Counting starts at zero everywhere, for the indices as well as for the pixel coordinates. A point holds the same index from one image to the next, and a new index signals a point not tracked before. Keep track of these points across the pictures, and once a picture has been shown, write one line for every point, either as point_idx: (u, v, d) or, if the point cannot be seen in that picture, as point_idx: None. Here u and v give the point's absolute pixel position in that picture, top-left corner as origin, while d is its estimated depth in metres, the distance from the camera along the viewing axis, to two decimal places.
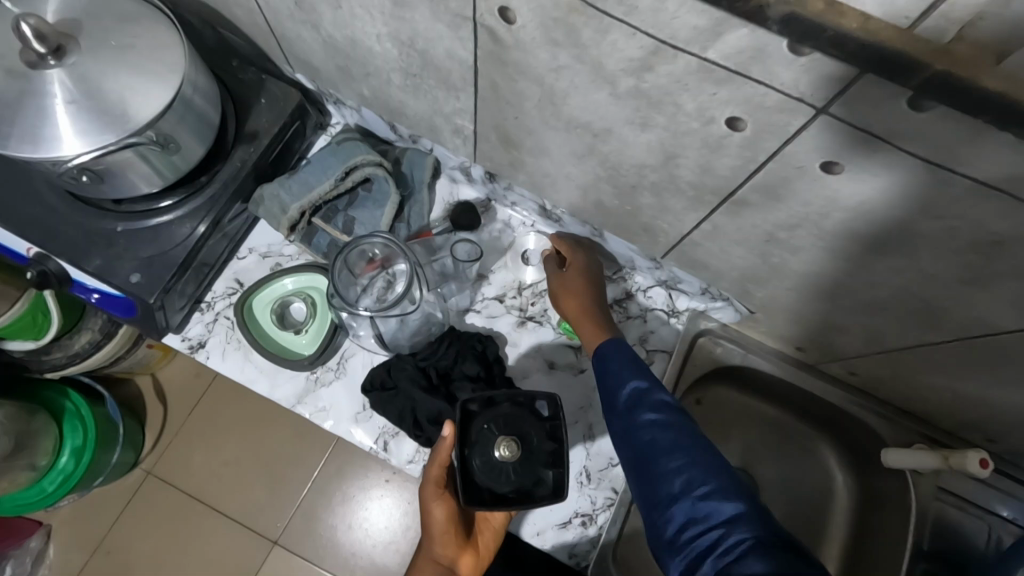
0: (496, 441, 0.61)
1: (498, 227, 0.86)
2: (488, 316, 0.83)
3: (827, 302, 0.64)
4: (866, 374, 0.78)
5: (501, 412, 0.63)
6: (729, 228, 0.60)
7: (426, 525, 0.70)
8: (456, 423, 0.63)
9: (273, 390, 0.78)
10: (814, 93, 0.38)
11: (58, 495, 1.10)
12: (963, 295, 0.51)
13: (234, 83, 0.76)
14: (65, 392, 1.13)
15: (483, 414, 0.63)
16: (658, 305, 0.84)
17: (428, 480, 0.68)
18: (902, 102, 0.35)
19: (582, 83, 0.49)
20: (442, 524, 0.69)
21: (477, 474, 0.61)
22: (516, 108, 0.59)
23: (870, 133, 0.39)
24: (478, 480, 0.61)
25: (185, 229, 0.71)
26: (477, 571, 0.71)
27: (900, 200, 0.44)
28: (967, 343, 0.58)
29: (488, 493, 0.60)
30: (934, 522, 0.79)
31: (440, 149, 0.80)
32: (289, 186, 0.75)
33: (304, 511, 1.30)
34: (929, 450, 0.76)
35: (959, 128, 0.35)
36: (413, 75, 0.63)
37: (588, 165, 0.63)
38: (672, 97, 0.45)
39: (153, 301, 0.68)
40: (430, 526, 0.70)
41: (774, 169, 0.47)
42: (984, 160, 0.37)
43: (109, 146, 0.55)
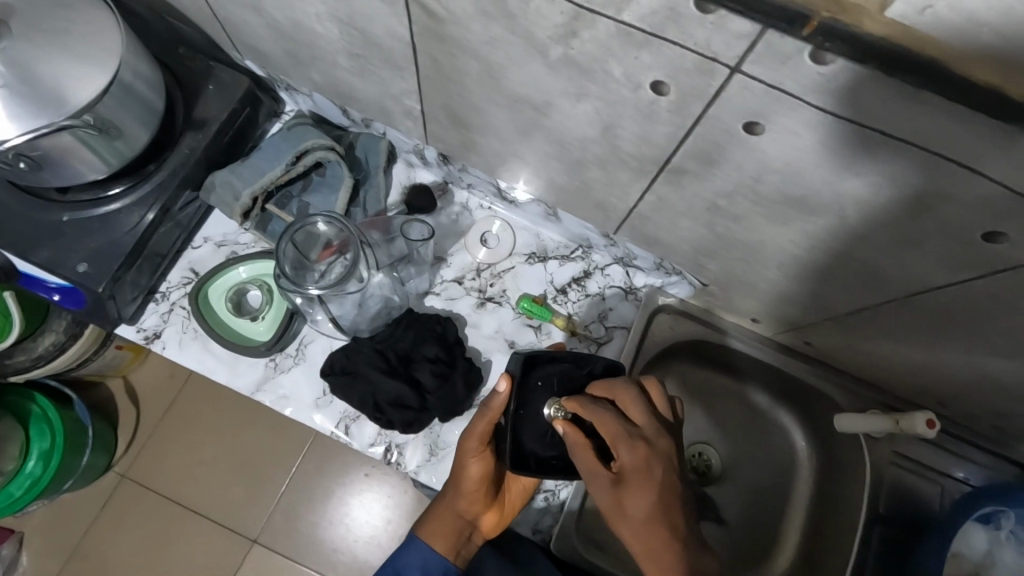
0: (548, 401, 0.60)
1: (456, 210, 0.87)
2: (447, 299, 0.83)
3: (775, 272, 0.65)
4: (820, 344, 0.79)
5: (556, 372, 0.63)
6: (674, 199, 0.60)
7: (459, 478, 0.71)
8: (513, 378, 0.64)
9: (231, 378, 0.77)
10: (727, 52, 0.39)
11: (26, 501, 1.06)
12: (894, 252, 0.52)
13: (181, 70, 0.75)
14: (31, 395, 1.11)
15: (538, 371, 0.63)
16: (616, 282, 0.84)
17: (472, 436, 0.68)
18: (807, 58, 0.36)
19: (515, 54, 0.50)
20: (476, 482, 0.70)
21: (525, 433, 0.61)
22: (458, 85, 0.60)
23: (784, 89, 0.40)
24: (528, 440, 0.61)
25: (133, 218, 0.70)
26: (496, 526, 0.75)
27: (825, 159, 0.44)
28: (907, 303, 0.59)
29: (533, 457, 0.61)
30: (891, 486, 0.80)
31: (394, 133, 0.80)
32: (240, 172, 0.75)
33: (283, 509, 1.29)
34: (883, 414, 0.77)
35: (864, 80, 0.36)
36: (358, 56, 0.63)
37: (534, 142, 0.64)
38: (602, 64, 0.46)
39: (102, 290, 0.68)
40: (462, 481, 0.71)
41: (704, 134, 0.48)
42: (892, 113, 0.38)
43: (42, 129, 0.55)
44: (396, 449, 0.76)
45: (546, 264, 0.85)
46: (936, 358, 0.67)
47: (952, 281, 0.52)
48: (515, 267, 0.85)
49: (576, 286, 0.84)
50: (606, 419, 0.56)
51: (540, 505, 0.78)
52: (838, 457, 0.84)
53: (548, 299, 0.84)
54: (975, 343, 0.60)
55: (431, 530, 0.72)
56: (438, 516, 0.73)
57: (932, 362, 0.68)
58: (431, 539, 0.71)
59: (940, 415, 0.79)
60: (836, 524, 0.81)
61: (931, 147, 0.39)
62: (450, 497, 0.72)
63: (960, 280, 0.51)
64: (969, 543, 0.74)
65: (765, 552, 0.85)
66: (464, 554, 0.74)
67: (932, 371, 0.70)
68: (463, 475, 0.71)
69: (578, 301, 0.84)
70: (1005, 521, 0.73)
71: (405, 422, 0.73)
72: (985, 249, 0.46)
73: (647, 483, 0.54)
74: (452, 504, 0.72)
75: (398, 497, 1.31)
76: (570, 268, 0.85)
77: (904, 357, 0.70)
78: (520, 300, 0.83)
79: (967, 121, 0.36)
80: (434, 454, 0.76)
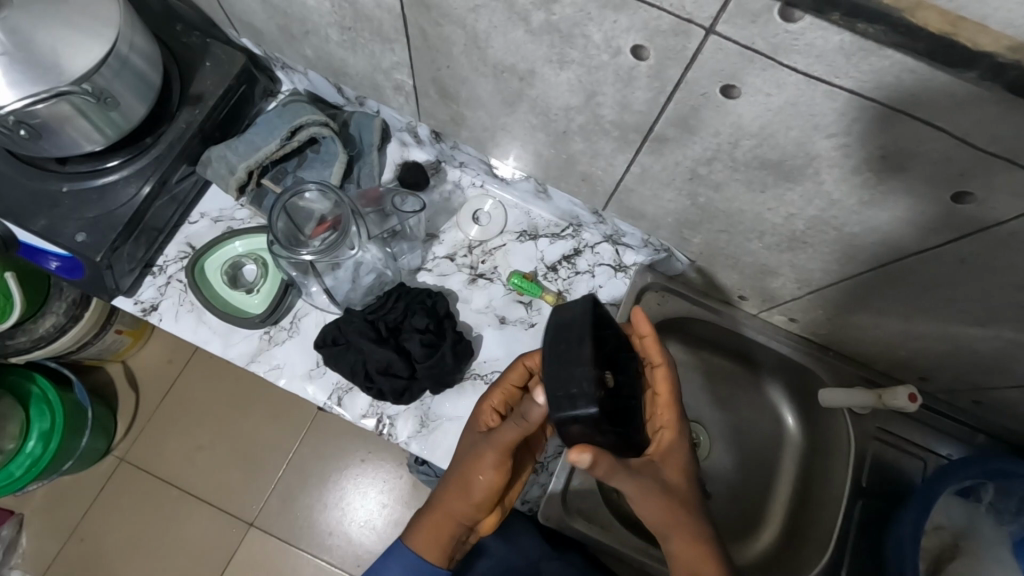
0: (607, 364, 0.53)
1: (448, 188, 0.88)
2: (439, 275, 0.85)
3: (756, 243, 0.67)
4: (804, 321, 0.80)
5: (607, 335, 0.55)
6: (656, 168, 0.62)
7: (466, 489, 0.65)
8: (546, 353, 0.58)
9: (226, 349, 0.79)
10: (699, 12, 0.41)
11: (25, 481, 1.07)
12: (867, 217, 0.54)
13: (179, 47, 0.77)
14: (31, 375, 1.13)
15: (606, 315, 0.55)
16: (605, 259, 0.86)
17: (493, 448, 0.62)
18: (774, 15, 0.38)
19: (500, 21, 0.51)
20: (485, 495, 0.64)
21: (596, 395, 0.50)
22: (446, 56, 0.61)
23: (756, 50, 0.41)
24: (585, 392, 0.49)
25: (130, 189, 0.72)
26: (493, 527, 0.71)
27: (797, 121, 0.46)
28: (883, 271, 0.60)
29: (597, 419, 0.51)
30: (874, 460, 0.81)
31: (387, 110, 0.82)
32: (236, 147, 0.76)
33: (280, 492, 1.30)
34: (866, 389, 0.78)
35: (827, 35, 0.38)
36: (349, 29, 0.65)
37: (521, 114, 0.65)
38: (581, 28, 0.47)
39: (99, 259, 0.69)
40: (470, 492, 0.65)
41: (682, 99, 0.50)
42: (853, 70, 0.39)
43: (41, 94, 0.57)
44: (388, 421, 0.78)
45: (536, 242, 0.86)
46: (912, 328, 0.68)
47: (924, 246, 0.54)
48: (506, 245, 0.86)
49: (565, 264, 0.85)
50: (663, 385, 0.61)
51: (531, 477, 0.79)
52: (821, 432, 0.85)
53: (539, 276, 0.85)
54: (948, 309, 0.61)
55: (423, 532, 0.68)
56: (433, 523, 0.67)
57: (909, 332, 0.69)
58: (422, 539, 0.68)
59: (921, 390, 0.80)
60: (819, 498, 0.82)
61: (894, 106, 0.41)
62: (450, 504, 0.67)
63: (931, 245, 0.53)
64: (948, 514, 0.75)
65: (751, 527, 0.86)
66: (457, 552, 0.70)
67: (910, 342, 0.71)
68: (471, 487, 0.64)
69: (568, 278, 0.85)
70: (986, 494, 0.74)
71: (395, 392, 0.74)
72: (953, 210, 0.48)
73: (680, 463, 0.61)
74: (454, 512, 0.67)
75: (393, 482, 1.32)
76: (560, 246, 0.86)
77: (883, 328, 0.71)
78: (511, 277, 0.84)
79: (922, 74, 0.37)
80: (424, 426, 0.77)
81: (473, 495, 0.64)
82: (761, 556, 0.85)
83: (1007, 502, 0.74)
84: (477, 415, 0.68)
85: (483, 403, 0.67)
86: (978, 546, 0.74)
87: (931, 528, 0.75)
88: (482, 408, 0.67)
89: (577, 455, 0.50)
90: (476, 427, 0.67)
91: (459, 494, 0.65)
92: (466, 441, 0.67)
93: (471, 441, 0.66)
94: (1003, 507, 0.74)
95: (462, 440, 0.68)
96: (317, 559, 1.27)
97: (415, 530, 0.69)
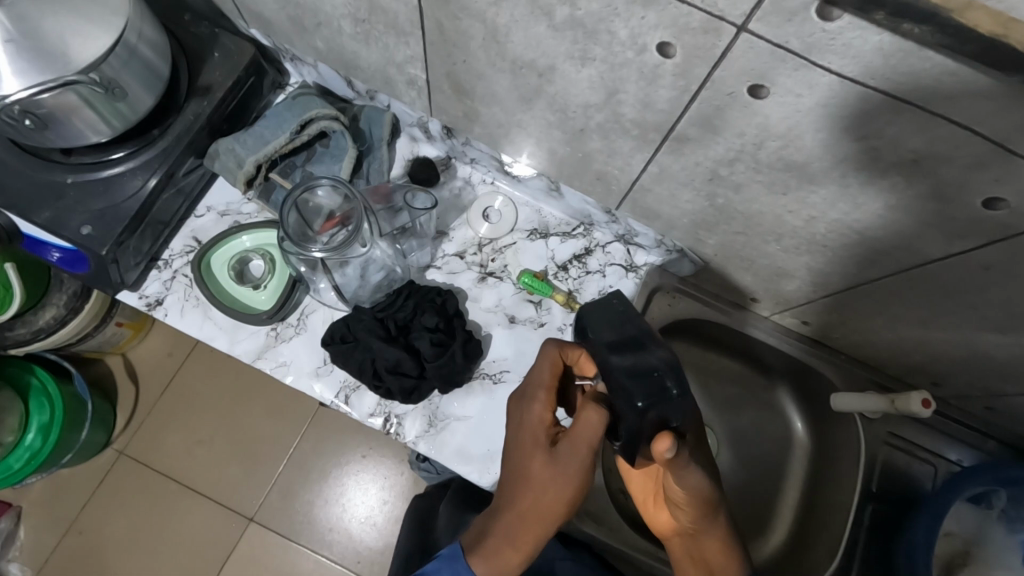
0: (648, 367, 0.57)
1: (459, 185, 0.87)
2: (448, 273, 0.84)
3: (773, 245, 0.66)
4: (817, 324, 0.79)
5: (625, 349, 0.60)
6: (674, 168, 0.61)
7: (549, 505, 0.57)
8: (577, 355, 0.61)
9: (232, 345, 0.78)
10: (731, 9, 0.39)
11: (24, 474, 1.06)
12: (891, 221, 0.53)
13: (187, 38, 0.76)
14: (30, 367, 1.11)
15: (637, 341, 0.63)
16: (616, 259, 0.84)
17: (582, 451, 0.56)
18: (812, 13, 0.37)
19: (521, 16, 0.50)
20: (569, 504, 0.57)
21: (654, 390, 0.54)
22: (463, 51, 0.60)
23: (790, 49, 0.40)
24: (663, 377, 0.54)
25: (136, 182, 0.71)
26: None
27: (827, 122, 0.45)
28: (903, 276, 0.59)
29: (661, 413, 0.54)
30: (884, 469, 0.79)
31: (398, 105, 0.81)
32: (245, 140, 0.75)
33: (281, 488, 1.29)
34: (878, 394, 0.77)
35: (867, 34, 0.37)
36: (363, 21, 0.63)
37: (538, 111, 0.64)
38: (606, 24, 0.46)
39: (104, 253, 0.68)
40: (553, 506, 0.57)
41: (707, 98, 0.48)
42: (890, 71, 0.38)
43: (47, 83, 0.55)
44: (395, 420, 0.77)
45: (547, 241, 0.85)
46: (930, 333, 0.67)
47: (949, 251, 0.53)
48: (516, 243, 0.85)
49: (575, 263, 0.84)
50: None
51: None
52: (830, 436, 0.85)
53: (549, 275, 0.84)
54: (968, 315, 0.60)
55: (499, 566, 0.57)
56: (511, 553, 0.57)
57: (926, 337, 0.68)
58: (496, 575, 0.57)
59: (934, 395, 0.79)
60: (828, 503, 0.82)
61: (928, 107, 0.40)
62: (525, 527, 0.57)
63: (957, 251, 0.52)
64: (960, 521, 0.74)
65: (758, 530, 0.86)
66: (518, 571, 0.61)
67: (927, 348, 0.70)
68: (557, 500, 0.56)
69: (578, 278, 0.84)
70: (997, 500, 0.73)
71: (404, 391, 0.73)
72: (982, 217, 0.47)
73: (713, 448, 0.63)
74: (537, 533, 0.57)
75: (394, 478, 1.31)
76: (571, 245, 0.85)
77: (898, 333, 0.71)
78: (521, 276, 0.83)
79: (962, 77, 0.36)
80: (432, 425, 0.76)
81: (558, 508, 0.57)
82: (767, 560, 0.84)
83: (1019, 509, 0.73)
84: (528, 420, 0.60)
85: (536, 404, 0.60)
86: (988, 554, 0.73)
87: (942, 535, 0.74)
88: (537, 411, 0.60)
89: (665, 443, 0.52)
90: (534, 435, 0.59)
91: (545, 511, 0.57)
92: (530, 452, 0.58)
93: (540, 449, 0.58)
94: (1015, 514, 0.73)
95: (521, 452, 0.59)
96: (317, 555, 1.26)
97: (486, 566, 0.57)
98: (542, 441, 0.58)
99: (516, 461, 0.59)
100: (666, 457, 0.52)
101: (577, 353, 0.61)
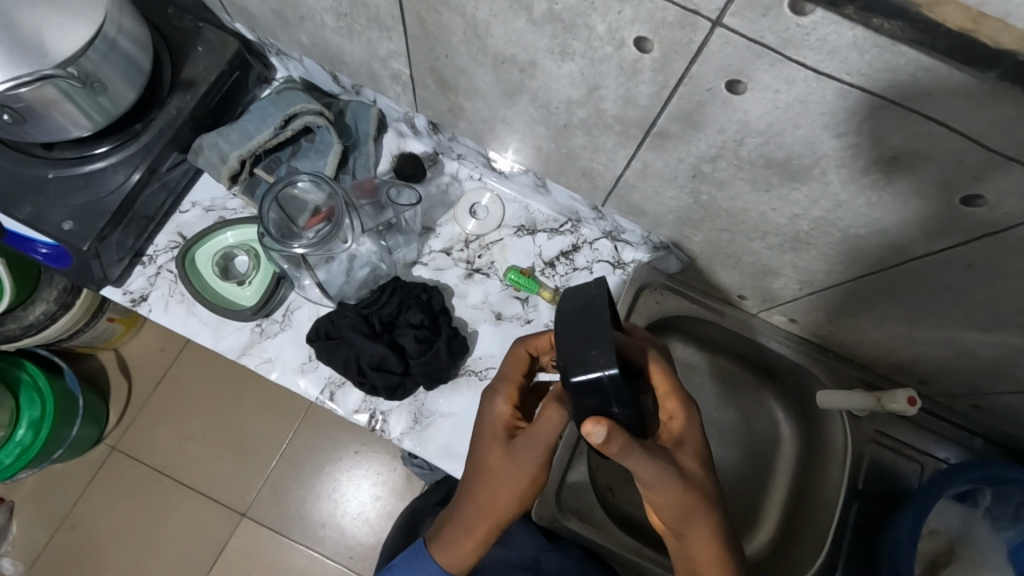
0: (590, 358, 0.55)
1: (446, 181, 0.87)
2: (435, 269, 0.83)
3: (759, 242, 0.65)
4: (805, 322, 0.78)
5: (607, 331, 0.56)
6: (658, 164, 0.61)
7: (505, 497, 0.57)
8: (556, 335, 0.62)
9: (218, 341, 0.78)
10: (706, 4, 0.39)
11: (15, 469, 1.06)
12: (872, 219, 0.52)
13: (169, 31, 0.75)
14: (21, 363, 1.10)
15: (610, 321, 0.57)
16: (603, 255, 0.84)
17: (535, 446, 0.55)
18: (786, 8, 0.37)
19: (500, 10, 0.50)
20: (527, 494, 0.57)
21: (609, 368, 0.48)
22: (445, 45, 0.60)
23: (765, 44, 0.40)
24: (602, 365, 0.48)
25: (119, 176, 0.70)
26: None
27: (806, 119, 0.45)
28: (887, 275, 0.59)
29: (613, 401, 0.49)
30: (871, 467, 0.79)
31: (383, 100, 0.80)
32: (228, 135, 0.75)
33: (273, 483, 1.29)
34: (864, 391, 0.77)
35: (844, 31, 0.36)
36: (345, 15, 0.63)
37: (521, 106, 0.64)
38: (584, 18, 0.46)
39: (86, 249, 0.68)
40: (509, 497, 0.57)
41: (686, 94, 0.48)
42: (866, 67, 0.38)
43: (24, 77, 0.55)
44: (380, 416, 0.76)
45: (534, 237, 0.85)
46: (915, 331, 0.67)
47: (931, 249, 0.52)
48: (503, 239, 0.85)
49: (563, 259, 0.84)
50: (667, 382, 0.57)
51: None
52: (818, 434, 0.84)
53: (536, 272, 0.84)
54: (953, 314, 0.60)
55: (457, 559, 0.59)
56: (471, 545, 0.59)
57: (912, 335, 0.68)
58: (456, 567, 0.60)
59: (920, 393, 0.79)
60: (814, 501, 0.81)
61: (905, 104, 0.39)
62: (484, 517, 0.58)
63: (939, 249, 0.52)
64: (945, 519, 0.74)
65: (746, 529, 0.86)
66: None
67: (913, 346, 0.70)
68: (514, 492, 0.56)
69: (565, 274, 0.84)
70: (983, 499, 0.73)
71: (388, 387, 0.73)
72: (963, 214, 0.46)
73: (697, 447, 0.56)
74: (496, 523, 0.58)
75: (386, 474, 1.31)
76: (559, 242, 0.85)
77: (886, 331, 0.70)
78: (507, 272, 0.83)
79: (938, 73, 0.36)
80: (418, 422, 0.76)
81: (517, 505, 0.58)
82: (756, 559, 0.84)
83: (1004, 508, 0.73)
84: (489, 414, 0.59)
85: (498, 399, 0.59)
86: (974, 552, 0.73)
87: (927, 532, 0.74)
88: (499, 404, 0.59)
89: (591, 428, 0.46)
90: (492, 430, 0.58)
91: (503, 503, 0.57)
92: (489, 446, 0.57)
93: (498, 445, 0.57)
94: (1001, 513, 0.73)
95: (480, 446, 0.58)
96: (309, 550, 1.26)
97: (449, 559, 0.59)
98: (501, 435, 0.58)
99: (476, 455, 0.59)
100: (597, 443, 0.47)
101: (543, 339, 0.62)
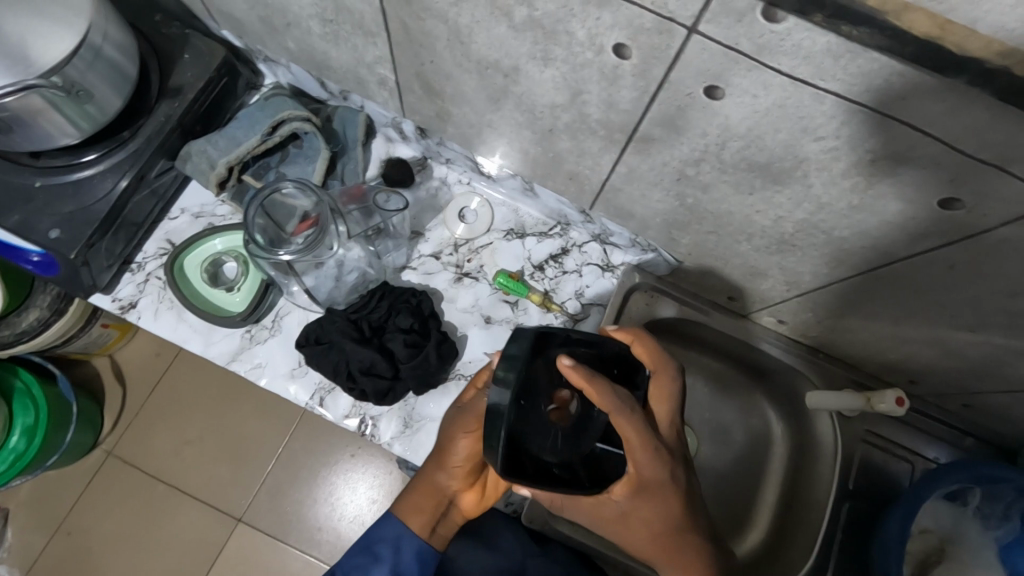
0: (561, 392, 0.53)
1: (435, 185, 0.87)
2: (424, 273, 0.83)
3: (744, 245, 0.66)
4: (794, 323, 0.79)
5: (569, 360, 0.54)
6: (643, 168, 0.61)
7: (446, 455, 0.69)
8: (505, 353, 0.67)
9: (208, 347, 0.78)
10: (682, 11, 0.39)
11: (10, 476, 1.05)
12: (857, 221, 0.53)
13: (157, 39, 0.76)
14: (15, 370, 1.10)
15: (549, 353, 0.53)
16: (592, 259, 0.84)
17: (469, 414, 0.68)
18: (759, 15, 0.37)
19: (482, 16, 0.50)
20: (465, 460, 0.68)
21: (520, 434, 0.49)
22: (429, 51, 0.60)
23: (741, 51, 0.40)
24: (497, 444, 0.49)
25: (107, 184, 0.70)
26: (478, 507, 0.71)
27: (784, 123, 0.45)
28: (873, 276, 0.59)
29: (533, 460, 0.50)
30: (861, 467, 0.80)
31: (371, 105, 0.80)
32: (216, 142, 0.75)
33: (268, 487, 1.29)
34: (853, 391, 0.77)
35: (818, 36, 0.36)
36: (331, 22, 0.63)
37: (506, 111, 0.64)
38: (564, 24, 0.46)
39: (74, 257, 0.68)
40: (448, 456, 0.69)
41: (667, 99, 0.48)
42: (842, 72, 0.38)
43: (8, 87, 0.55)
44: (370, 422, 0.76)
45: (523, 241, 0.85)
46: (902, 331, 0.67)
47: (913, 250, 0.52)
48: (493, 243, 0.85)
49: (552, 263, 0.84)
50: (622, 423, 0.51)
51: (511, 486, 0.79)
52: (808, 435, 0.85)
53: (525, 275, 0.84)
54: (939, 314, 0.60)
55: (409, 513, 0.70)
56: (423, 499, 0.70)
57: (899, 335, 0.68)
58: (409, 520, 0.70)
59: (910, 393, 0.79)
60: (804, 502, 0.81)
61: (881, 108, 0.40)
62: (432, 471, 0.70)
63: (921, 250, 0.52)
64: (935, 518, 0.74)
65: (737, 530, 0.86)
66: (439, 531, 0.71)
67: (900, 347, 0.70)
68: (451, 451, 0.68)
69: (554, 278, 0.84)
70: (972, 498, 0.73)
71: (378, 392, 0.73)
72: (943, 215, 0.47)
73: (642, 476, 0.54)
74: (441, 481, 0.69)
75: (382, 477, 1.31)
76: (548, 245, 0.85)
77: (872, 332, 0.71)
78: (497, 276, 0.83)
79: (911, 78, 0.36)
80: (408, 426, 0.76)
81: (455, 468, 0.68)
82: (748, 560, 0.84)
83: (995, 506, 0.72)
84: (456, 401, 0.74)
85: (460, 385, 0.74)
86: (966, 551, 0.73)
87: (917, 531, 0.74)
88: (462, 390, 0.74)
89: None
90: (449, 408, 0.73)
91: (444, 461, 0.69)
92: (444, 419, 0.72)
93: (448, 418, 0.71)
94: (991, 511, 0.72)
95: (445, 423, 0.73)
96: (306, 555, 1.26)
97: (404, 511, 0.70)
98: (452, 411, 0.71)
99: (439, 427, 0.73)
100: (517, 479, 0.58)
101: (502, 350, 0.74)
